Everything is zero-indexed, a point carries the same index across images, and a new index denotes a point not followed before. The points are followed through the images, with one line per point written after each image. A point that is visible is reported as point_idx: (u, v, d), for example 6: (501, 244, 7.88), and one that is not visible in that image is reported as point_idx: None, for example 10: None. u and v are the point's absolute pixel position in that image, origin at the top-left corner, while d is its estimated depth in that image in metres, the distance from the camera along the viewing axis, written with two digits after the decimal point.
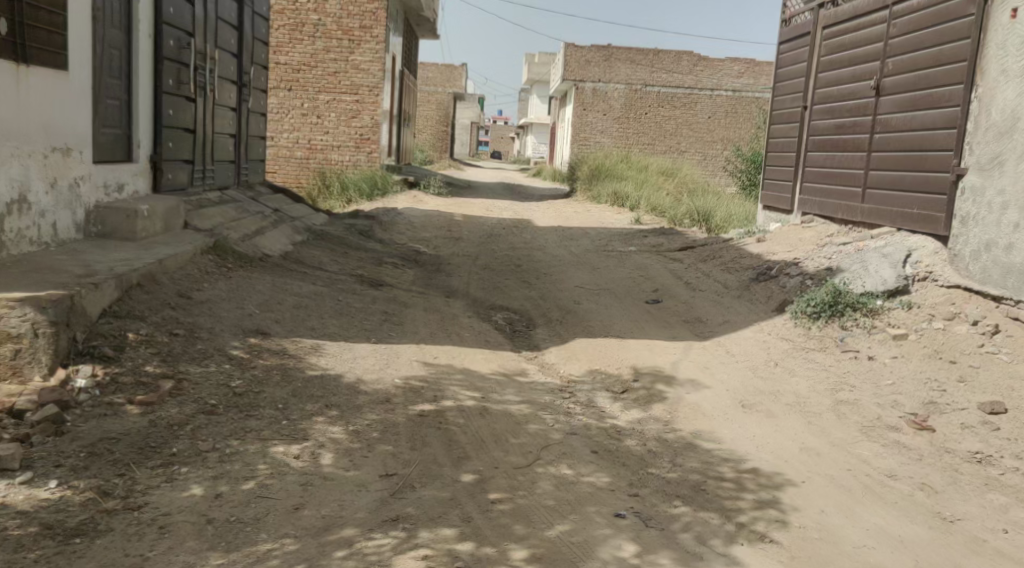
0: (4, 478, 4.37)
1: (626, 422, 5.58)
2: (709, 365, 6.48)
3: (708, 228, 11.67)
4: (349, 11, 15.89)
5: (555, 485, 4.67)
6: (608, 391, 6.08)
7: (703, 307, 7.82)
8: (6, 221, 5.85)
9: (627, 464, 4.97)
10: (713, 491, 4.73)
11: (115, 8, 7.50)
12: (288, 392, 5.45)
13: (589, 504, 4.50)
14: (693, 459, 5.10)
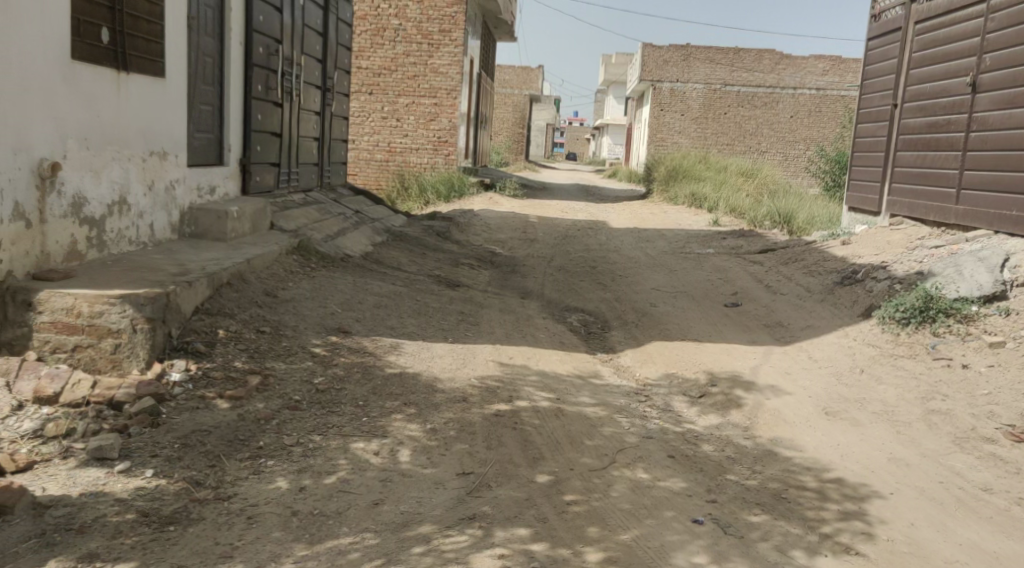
0: (105, 466, 4.60)
1: (704, 427, 5.58)
2: (790, 371, 6.42)
3: (789, 230, 11.49)
4: (428, 15, 16.12)
5: (631, 488, 4.70)
6: (685, 395, 6.09)
7: (783, 311, 7.74)
8: (108, 222, 6.14)
9: (705, 469, 4.98)
10: (795, 500, 4.70)
11: (208, 17, 7.78)
12: (369, 389, 5.60)
13: (667, 509, 4.52)
14: (774, 467, 5.07)
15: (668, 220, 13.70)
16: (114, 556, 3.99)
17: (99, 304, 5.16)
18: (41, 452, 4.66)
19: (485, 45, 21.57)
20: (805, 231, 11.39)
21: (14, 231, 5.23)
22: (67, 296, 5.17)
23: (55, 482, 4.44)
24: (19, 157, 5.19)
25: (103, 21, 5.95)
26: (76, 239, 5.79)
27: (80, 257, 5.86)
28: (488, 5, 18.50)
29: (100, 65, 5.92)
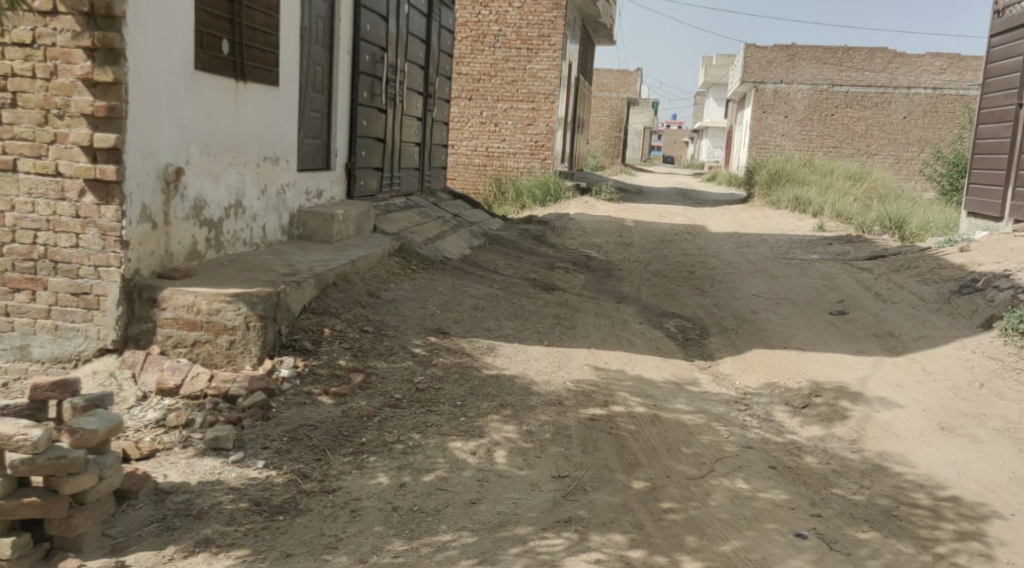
0: (220, 456, 4.84)
1: (807, 439, 5.53)
2: (902, 384, 6.29)
3: (904, 238, 11.19)
4: (529, 21, 16.25)
5: (730, 498, 4.71)
6: (787, 405, 6.03)
7: (895, 321, 7.57)
8: (225, 224, 6.45)
9: (808, 482, 4.94)
10: (907, 518, 4.62)
11: (319, 28, 8.06)
12: (466, 389, 5.73)
13: (768, 521, 4.50)
14: (883, 482, 5.00)
15: (771, 225, 13.51)
16: (228, 541, 4.17)
17: (216, 302, 5.42)
18: (163, 441, 4.94)
19: (586, 47, 21.97)
20: (919, 238, 11.09)
21: (143, 232, 5.51)
22: (187, 293, 5.44)
23: (176, 470, 4.69)
24: (148, 163, 5.47)
25: (223, 33, 6.24)
26: (195, 240, 6.10)
27: (199, 257, 6.17)
28: (587, 9, 18.53)
29: (220, 75, 6.22)
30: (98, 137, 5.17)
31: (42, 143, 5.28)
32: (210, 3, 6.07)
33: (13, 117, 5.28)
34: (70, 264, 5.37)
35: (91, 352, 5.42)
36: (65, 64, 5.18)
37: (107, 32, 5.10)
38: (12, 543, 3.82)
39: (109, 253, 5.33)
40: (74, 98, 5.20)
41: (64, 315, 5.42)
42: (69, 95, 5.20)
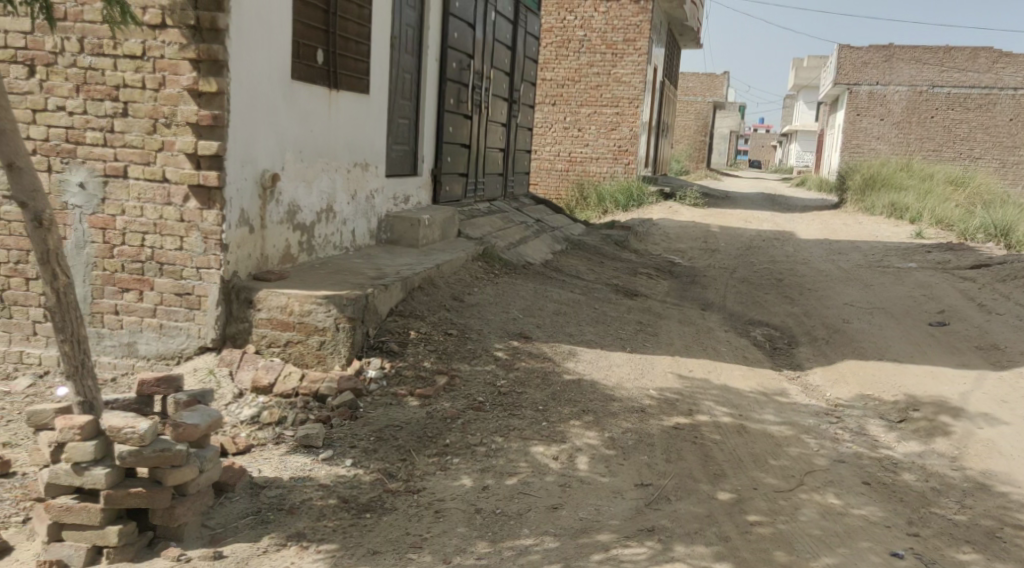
0: (311, 454, 5.00)
1: (903, 455, 5.43)
2: (1007, 399, 6.11)
3: (1009, 245, 10.82)
4: (614, 25, 16.21)
5: (821, 513, 4.66)
6: (882, 419, 5.94)
7: (1000, 333, 7.33)
8: (316, 228, 6.66)
9: (905, 500, 4.86)
10: (1011, 541, 4.51)
11: (408, 36, 8.24)
12: (548, 394, 5.78)
13: (862, 539, 4.44)
14: (985, 503, 4.88)
15: (865, 231, 13.22)
16: (318, 536, 4.30)
17: (308, 303, 5.59)
18: (258, 437, 5.14)
19: (673, 50, 22.14)
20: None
21: (241, 235, 5.73)
22: (281, 295, 5.63)
23: (269, 465, 4.87)
24: (246, 169, 5.69)
25: (318, 43, 6.45)
26: (289, 243, 6.31)
27: (292, 260, 6.39)
28: (673, 12, 18.40)
29: (314, 84, 6.43)
30: (202, 145, 5.41)
31: (151, 150, 5.52)
32: (306, 14, 6.28)
33: (123, 125, 5.53)
34: (174, 266, 5.61)
35: (192, 350, 5.66)
36: (173, 75, 5.42)
37: (211, 44, 5.33)
38: (120, 531, 4.01)
39: (210, 255, 5.56)
40: (180, 108, 5.43)
41: (168, 314, 5.66)
42: (175, 104, 5.44)
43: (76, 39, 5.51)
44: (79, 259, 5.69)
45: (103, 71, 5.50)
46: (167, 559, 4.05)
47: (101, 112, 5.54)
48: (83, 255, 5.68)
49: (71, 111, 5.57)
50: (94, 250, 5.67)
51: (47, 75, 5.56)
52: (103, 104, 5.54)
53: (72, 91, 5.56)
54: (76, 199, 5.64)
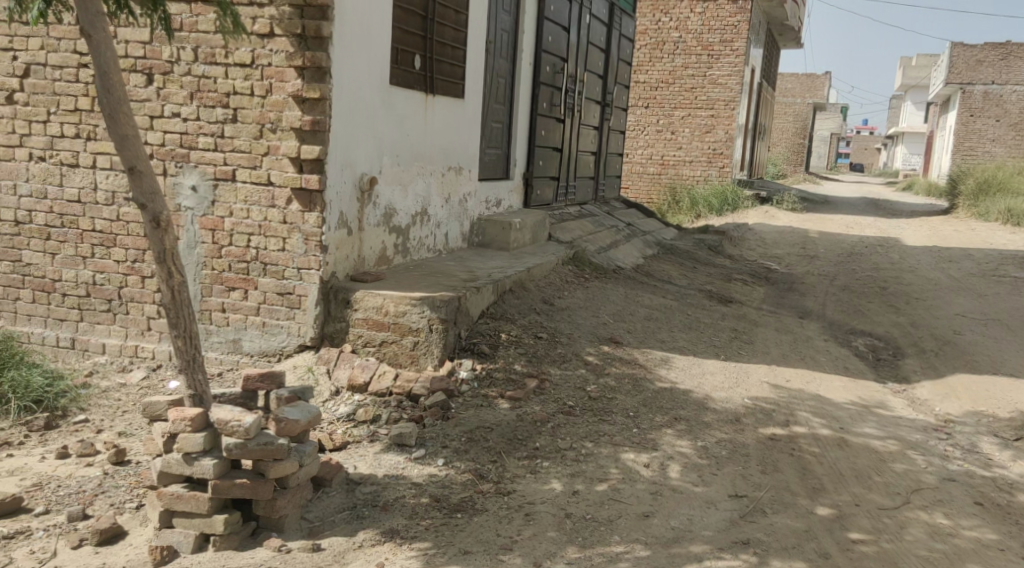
0: (404, 452, 5.10)
1: (1017, 474, 5.24)
2: None
3: None
4: (710, 27, 16.05)
5: (928, 533, 4.54)
6: (995, 436, 5.74)
7: None
8: (411, 231, 6.79)
9: (1018, 522, 4.69)
10: None
11: (504, 40, 8.33)
12: (639, 401, 5.77)
13: (972, 562, 4.31)
14: None
15: (980, 239, 12.75)
16: (411, 534, 4.37)
17: (402, 304, 5.72)
18: (353, 434, 5.27)
19: (771, 51, 21.75)
20: None
21: (340, 237, 5.89)
22: (377, 296, 5.76)
23: (364, 462, 4.99)
24: (346, 174, 5.86)
25: (416, 49, 6.57)
26: (385, 246, 6.46)
27: (387, 262, 6.53)
28: (772, 11, 18.10)
29: (412, 89, 6.56)
30: (305, 149, 5.58)
31: (257, 154, 5.72)
32: (405, 21, 6.41)
33: (233, 131, 5.74)
34: (277, 266, 5.79)
35: (293, 348, 5.84)
36: (279, 82, 5.60)
37: (316, 52, 5.50)
38: (225, 520, 4.16)
39: (311, 256, 5.72)
40: (285, 113, 5.62)
41: (271, 313, 5.85)
42: (281, 110, 5.63)
43: (190, 48, 5.73)
44: (191, 258, 5.92)
45: (215, 78, 5.71)
46: (269, 549, 4.19)
47: (212, 119, 5.76)
48: (194, 254, 5.91)
49: (186, 117, 5.79)
50: (204, 250, 5.89)
51: (164, 83, 5.80)
52: (214, 111, 5.74)
53: (186, 98, 5.78)
54: (188, 201, 5.87)
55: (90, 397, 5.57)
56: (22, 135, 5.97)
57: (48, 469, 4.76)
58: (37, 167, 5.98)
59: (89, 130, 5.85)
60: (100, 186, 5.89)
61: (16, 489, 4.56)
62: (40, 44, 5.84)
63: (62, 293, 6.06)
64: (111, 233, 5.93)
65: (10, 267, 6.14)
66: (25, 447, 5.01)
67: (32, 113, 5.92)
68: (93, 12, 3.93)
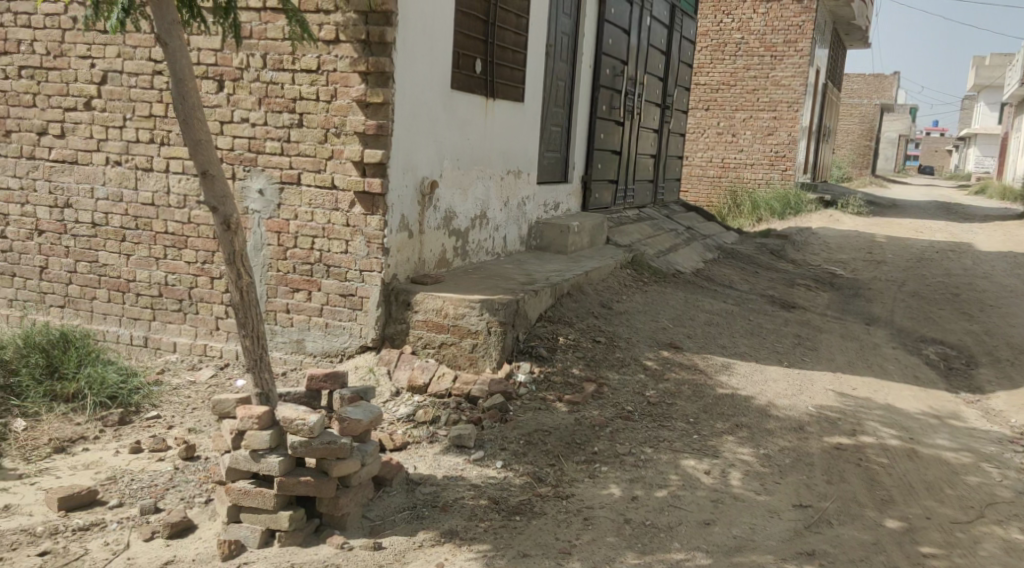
0: (463, 454, 5.14)
1: None
2: None
3: None
4: (774, 26, 15.82)
5: (1003, 549, 4.45)
6: None
7: None
8: (470, 234, 6.85)
9: None
10: None
11: (564, 43, 8.35)
12: (700, 407, 5.73)
13: None
14: None
15: None
16: (470, 535, 4.40)
17: (462, 307, 5.78)
18: (413, 435, 5.32)
19: (837, 52, 21.45)
20: None
21: (402, 240, 5.97)
22: (437, 298, 5.83)
23: (424, 463, 5.04)
24: (408, 177, 5.93)
25: (477, 53, 6.63)
26: (445, 248, 6.52)
27: (446, 264, 6.59)
28: (838, 10, 17.80)
29: (472, 93, 6.61)
30: (368, 154, 5.67)
31: (322, 158, 5.82)
32: (467, 26, 6.47)
33: (299, 135, 5.85)
34: (340, 268, 5.88)
35: (355, 349, 5.93)
36: (343, 87, 5.70)
37: (380, 57, 5.58)
38: (290, 517, 4.24)
39: (373, 258, 5.80)
40: (349, 118, 5.71)
41: (334, 314, 5.95)
42: (345, 115, 5.72)
43: (259, 55, 5.85)
44: (257, 260, 6.05)
45: (282, 84, 5.83)
46: (332, 546, 4.26)
47: (279, 123, 5.88)
48: (260, 256, 6.04)
49: (254, 123, 5.92)
50: (270, 252, 6.02)
51: (234, 89, 5.93)
52: (281, 116, 5.87)
53: (255, 104, 5.90)
54: (256, 204, 6.00)
55: (162, 394, 5.72)
56: (99, 139, 6.16)
57: (122, 463, 4.91)
58: (114, 171, 6.17)
59: (163, 135, 6.02)
60: (172, 190, 6.06)
61: (92, 482, 4.71)
62: (117, 52, 6.02)
63: (136, 292, 6.24)
64: (182, 235, 6.08)
65: (87, 267, 6.33)
66: (101, 441, 5.17)
67: (109, 119, 6.11)
68: (169, 20, 4.05)
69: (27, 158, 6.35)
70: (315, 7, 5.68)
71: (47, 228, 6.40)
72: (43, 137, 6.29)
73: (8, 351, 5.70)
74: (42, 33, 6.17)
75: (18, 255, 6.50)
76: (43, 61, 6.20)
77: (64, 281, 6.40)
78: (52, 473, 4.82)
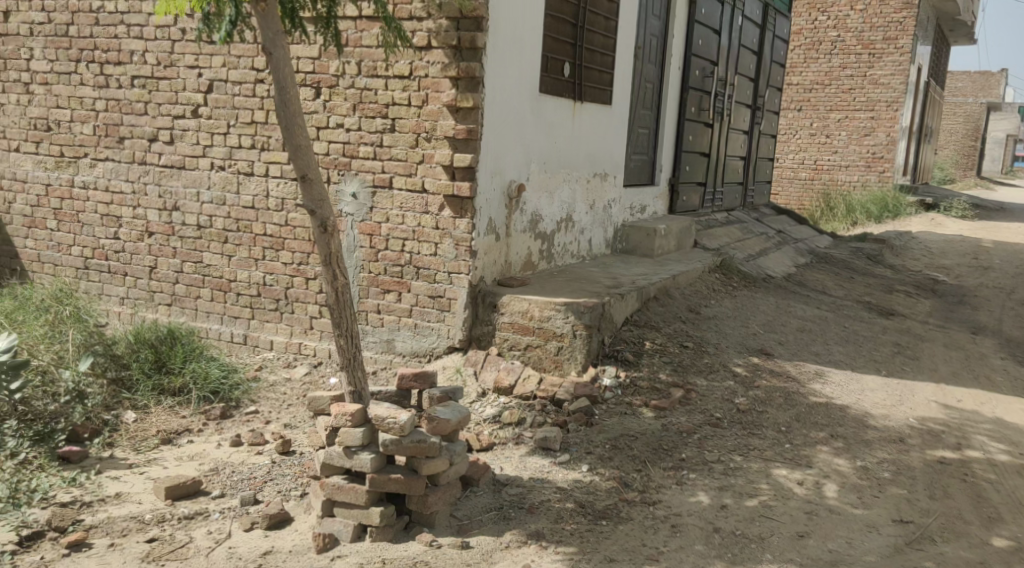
0: (549, 456, 5.17)
1: None
2: None
3: None
4: (873, 23, 15.46)
5: None
6: None
7: None
8: (556, 237, 6.88)
9: None
10: None
11: (653, 45, 8.32)
12: (792, 415, 5.64)
13: None
14: None
15: None
16: (557, 537, 4.43)
17: (548, 310, 5.83)
18: (500, 436, 5.38)
19: (941, 48, 20.82)
20: None
21: (489, 243, 6.03)
22: (524, 300, 5.88)
23: (510, 464, 5.09)
24: (495, 181, 6.00)
25: (566, 57, 6.66)
26: (531, 251, 6.57)
27: (533, 267, 6.64)
28: (942, 5, 17.24)
29: (561, 97, 6.64)
30: (458, 157, 5.75)
31: (413, 162, 5.92)
32: (556, 30, 6.50)
33: (391, 140, 5.96)
34: (429, 270, 5.97)
35: (442, 349, 6.02)
36: (434, 92, 5.79)
37: (470, 62, 5.66)
38: (381, 513, 4.32)
39: (461, 261, 5.88)
40: (440, 122, 5.79)
41: (423, 315, 6.04)
42: (436, 119, 5.81)
43: (354, 62, 5.99)
44: (350, 261, 6.18)
45: (376, 90, 5.95)
46: (421, 544, 4.33)
47: (372, 128, 6.00)
48: (353, 258, 6.17)
49: (349, 128, 6.06)
50: (362, 254, 6.14)
51: (330, 96, 6.08)
52: (374, 121, 5.99)
53: (349, 109, 6.04)
54: (349, 207, 6.13)
55: (260, 390, 5.91)
56: (204, 145, 6.39)
57: (224, 456, 5.09)
58: (218, 176, 6.38)
59: (263, 141, 6.21)
60: (271, 193, 6.24)
61: (196, 473, 4.90)
62: (222, 61, 6.24)
63: (236, 292, 6.45)
64: (280, 236, 6.26)
65: (192, 267, 6.57)
66: (204, 434, 5.36)
67: (214, 125, 6.33)
68: (274, 30, 4.19)
69: (139, 163, 6.63)
70: (408, 14, 5.77)
71: (156, 229, 6.65)
72: (154, 143, 6.56)
73: (119, 344, 5.88)
74: (153, 44, 6.43)
75: (129, 255, 6.78)
76: (154, 71, 6.46)
77: (171, 281, 6.66)
78: (160, 463, 5.02)
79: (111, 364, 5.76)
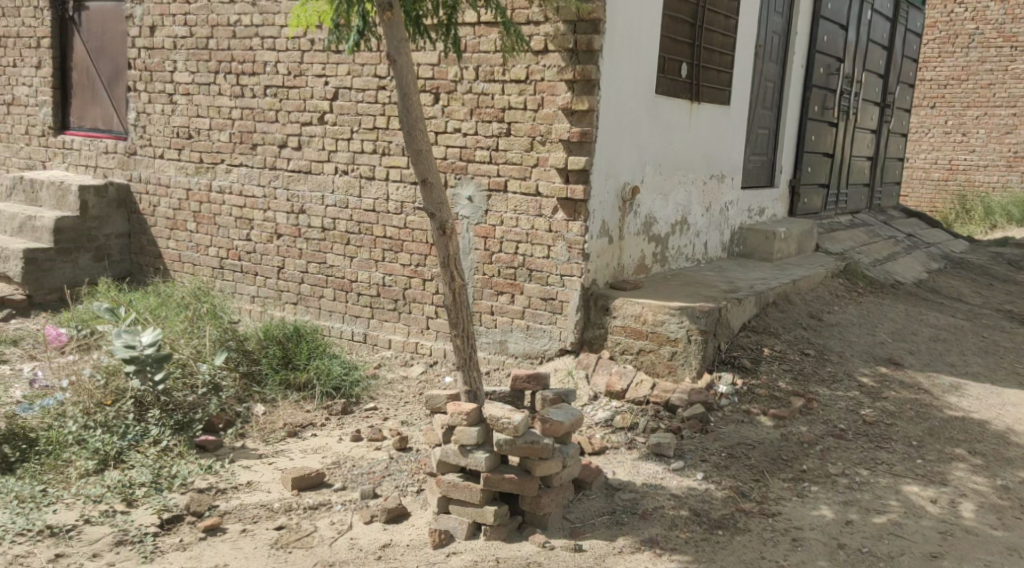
0: (662, 462, 5.15)
1: None
2: None
3: None
4: (1015, 14, 14.75)
5: None
6: None
7: None
8: (671, 239, 6.84)
9: None
10: None
11: (774, 43, 8.16)
12: (924, 430, 5.46)
13: None
14: None
15: None
16: (671, 545, 4.42)
17: (662, 314, 5.80)
18: (612, 440, 5.38)
19: None
20: None
21: (602, 245, 6.05)
22: (636, 304, 5.88)
23: (623, 469, 5.09)
24: (609, 183, 6.01)
25: (683, 57, 6.61)
26: (644, 253, 6.55)
27: (646, 270, 6.62)
28: None
29: (677, 98, 6.60)
30: (572, 160, 5.79)
31: (528, 166, 5.99)
32: (674, 30, 6.46)
33: (506, 144, 6.05)
34: (542, 272, 6.03)
35: (554, 351, 6.06)
36: (550, 95, 5.84)
37: (586, 65, 5.69)
38: (496, 512, 4.40)
39: (574, 263, 5.91)
40: (555, 126, 5.85)
41: (535, 316, 6.11)
42: (551, 123, 5.87)
43: (472, 67, 6.10)
44: (465, 263, 6.30)
45: (493, 95, 6.05)
46: (535, 544, 4.39)
47: (489, 133, 6.10)
48: (469, 259, 6.29)
49: (465, 133, 6.18)
50: (477, 256, 6.25)
51: (448, 101, 6.22)
52: (491, 125, 6.09)
53: (466, 114, 6.16)
54: (465, 210, 6.25)
55: (378, 387, 6.11)
56: (329, 151, 6.62)
57: (346, 450, 5.27)
58: (342, 180, 6.60)
59: (384, 146, 6.39)
60: (391, 197, 6.42)
61: (320, 465, 5.09)
62: (347, 70, 6.45)
63: (357, 292, 6.65)
64: (399, 239, 6.43)
65: (317, 268, 6.82)
66: (327, 428, 5.57)
67: (339, 132, 6.55)
68: (399, 39, 4.30)
69: (270, 168, 6.92)
70: (526, 19, 5.85)
71: (284, 231, 6.93)
72: (283, 149, 6.83)
73: (250, 341, 6.18)
74: (285, 55, 6.70)
75: (260, 256, 7.08)
76: (285, 80, 6.73)
77: (297, 281, 6.93)
78: (286, 455, 5.23)
79: (243, 359, 6.06)
